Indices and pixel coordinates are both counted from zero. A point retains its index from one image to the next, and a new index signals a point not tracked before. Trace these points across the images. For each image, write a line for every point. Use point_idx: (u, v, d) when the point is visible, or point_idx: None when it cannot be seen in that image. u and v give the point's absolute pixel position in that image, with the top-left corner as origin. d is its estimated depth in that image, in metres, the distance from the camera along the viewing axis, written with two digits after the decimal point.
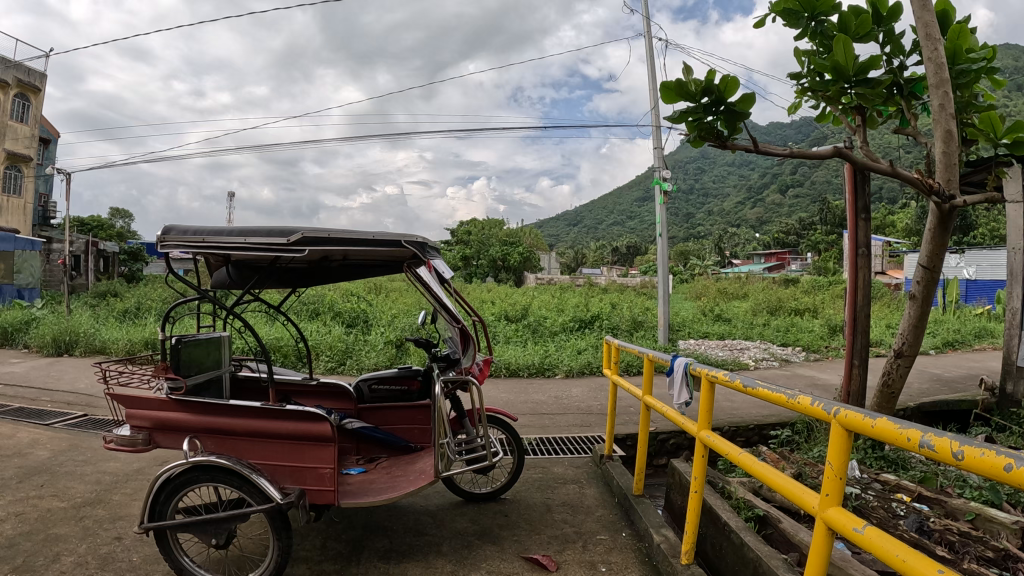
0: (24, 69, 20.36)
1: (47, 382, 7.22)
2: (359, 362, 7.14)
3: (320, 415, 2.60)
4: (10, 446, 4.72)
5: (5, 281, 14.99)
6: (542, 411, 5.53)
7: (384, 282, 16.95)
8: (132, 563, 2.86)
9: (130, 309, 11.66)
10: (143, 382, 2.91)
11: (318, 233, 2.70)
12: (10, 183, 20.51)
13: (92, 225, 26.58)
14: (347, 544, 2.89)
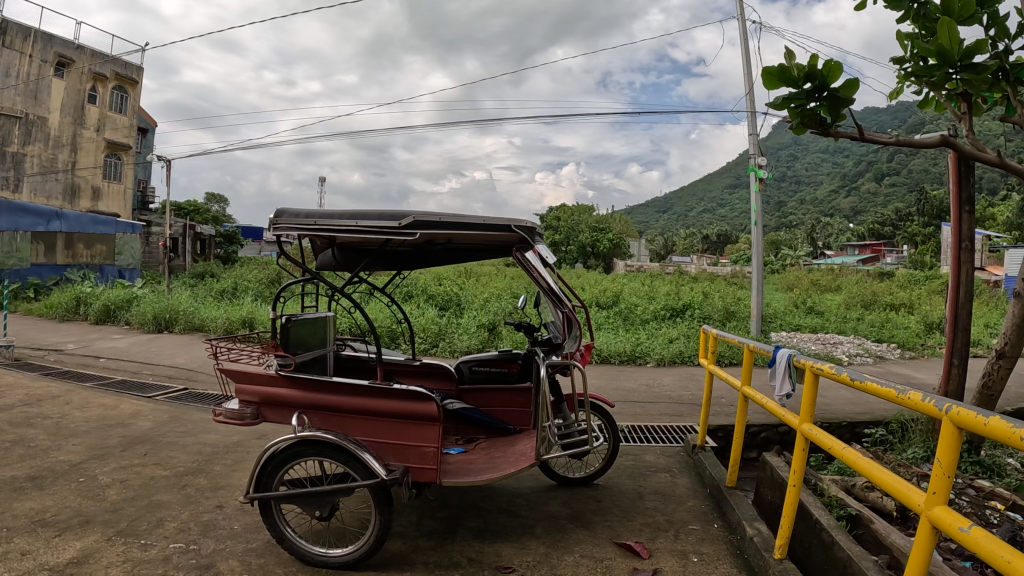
0: (121, 63, 21.42)
1: (148, 356, 7.65)
2: (451, 345, 7.32)
3: (425, 395, 2.65)
4: (114, 417, 5.02)
5: (105, 262, 16.06)
6: (633, 399, 5.51)
7: (472, 268, 17.15)
8: (234, 530, 3.00)
9: (227, 289, 12.22)
10: (253, 358, 3.04)
11: (431, 218, 2.72)
12: (110, 170, 21.57)
13: (189, 209, 27.89)
14: (441, 521, 2.97)
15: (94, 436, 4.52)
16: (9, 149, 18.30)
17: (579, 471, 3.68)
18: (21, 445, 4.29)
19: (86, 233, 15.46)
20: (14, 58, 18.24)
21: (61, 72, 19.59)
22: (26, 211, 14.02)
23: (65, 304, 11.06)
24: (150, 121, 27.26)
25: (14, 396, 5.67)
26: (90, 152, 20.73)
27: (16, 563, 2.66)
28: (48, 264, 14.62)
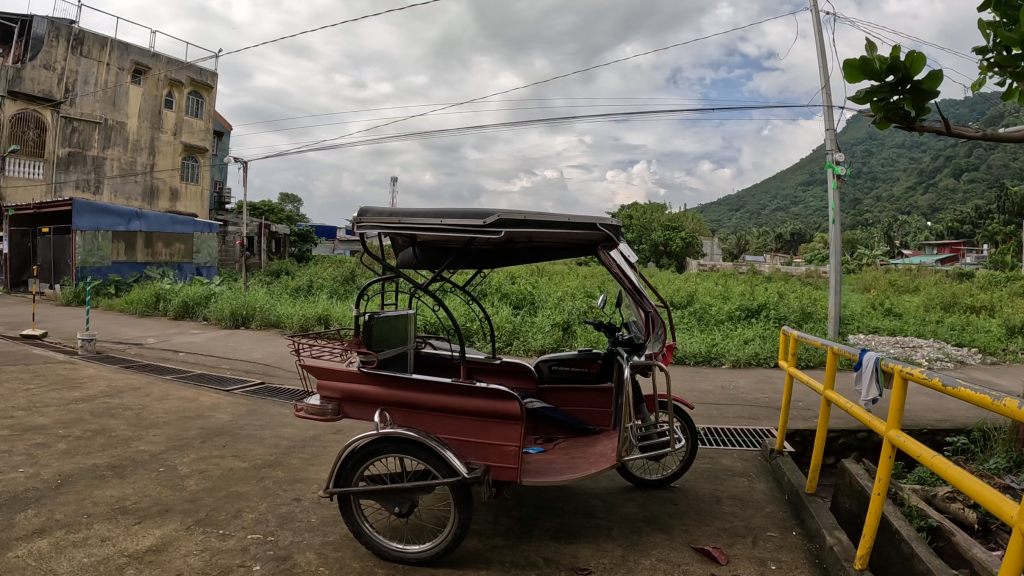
0: (197, 69, 22.20)
1: (225, 351, 7.93)
2: (526, 343, 7.66)
3: (508, 394, 2.69)
4: (195, 409, 5.22)
5: (183, 260, 16.70)
6: (707, 401, 5.42)
7: (541, 267, 17.16)
8: (311, 523, 3.08)
9: (303, 287, 12.64)
10: (335, 355, 3.11)
11: (516, 216, 2.76)
12: (187, 172, 22.41)
13: (264, 209, 28.79)
14: (518, 522, 3.01)
15: (174, 427, 4.70)
16: (90, 153, 19.18)
17: (656, 473, 3.67)
18: (106, 434, 4.49)
19: (164, 233, 16.13)
20: (94, 67, 19.06)
21: (138, 78, 20.45)
22: (108, 212, 14.72)
23: (145, 299, 11.55)
24: (224, 124, 28.20)
25: (98, 388, 5.95)
26: (168, 154, 21.58)
27: (100, 549, 2.79)
28: (128, 262, 15.34)
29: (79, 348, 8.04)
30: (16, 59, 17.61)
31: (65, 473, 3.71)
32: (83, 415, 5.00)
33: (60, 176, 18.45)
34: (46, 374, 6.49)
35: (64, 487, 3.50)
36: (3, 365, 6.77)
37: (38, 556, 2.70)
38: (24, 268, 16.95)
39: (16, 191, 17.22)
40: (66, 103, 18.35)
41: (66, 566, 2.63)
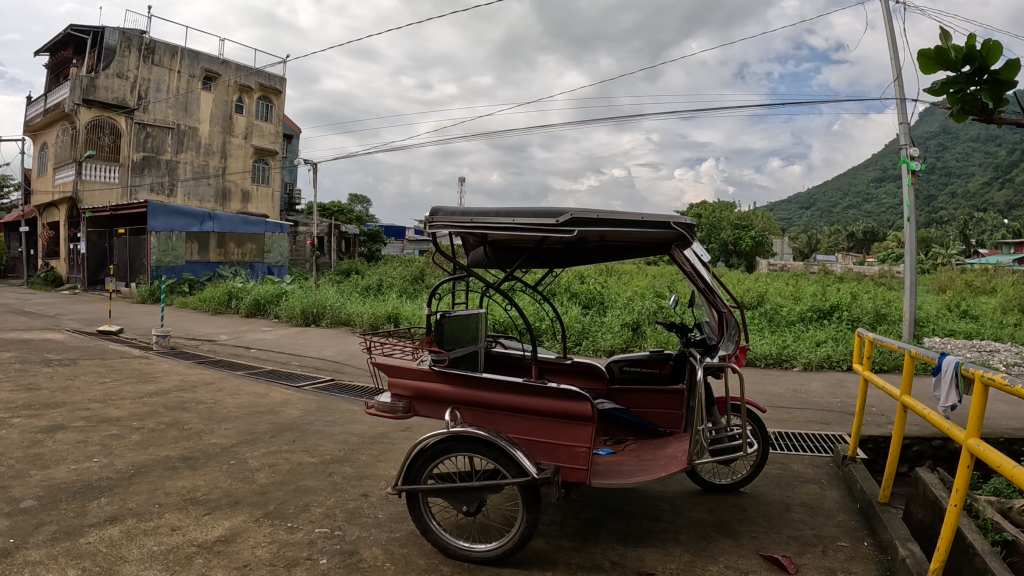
0: (266, 74, 22.78)
1: (296, 348, 8.15)
2: (595, 343, 7.77)
3: (580, 395, 2.69)
4: (266, 404, 5.38)
5: (255, 260, 17.17)
6: (779, 405, 5.30)
7: (609, 266, 17.07)
8: (377, 519, 3.13)
9: (374, 285, 13.02)
10: (406, 354, 3.21)
11: (590, 214, 2.82)
12: (259, 174, 23.08)
13: (334, 210, 29.47)
14: (584, 524, 3.00)
15: (245, 421, 4.85)
16: (165, 157, 19.90)
17: (725, 477, 3.62)
18: (179, 427, 4.66)
19: (236, 233, 16.65)
20: (166, 75, 19.75)
21: (209, 85, 21.14)
22: (181, 213, 15.33)
23: (218, 297, 11.97)
24: (293, 127, 28.93)
25: (172, 382, 6.19)
26: (240, 157, 22.26)
27: (171, 537, 2.89)
28: (201, 262, 15.93)
29: (154, 344, 8.35)
30: (91, 69, 18.42)
31: (139, 464, 3.86)
32: (158, 408, 5.19)
33: (136, 179, 19.18)
34: (123, 368, 6.77)
35: (138, 477, 3.64)
36: (84, 359, 7.11)
37: (110, 544, 2.81)
38: (101, 268, 17.79)
39: (94, 195, 18.06)
40: (140, 109, 19.05)
41: (138, 553, 2.74)
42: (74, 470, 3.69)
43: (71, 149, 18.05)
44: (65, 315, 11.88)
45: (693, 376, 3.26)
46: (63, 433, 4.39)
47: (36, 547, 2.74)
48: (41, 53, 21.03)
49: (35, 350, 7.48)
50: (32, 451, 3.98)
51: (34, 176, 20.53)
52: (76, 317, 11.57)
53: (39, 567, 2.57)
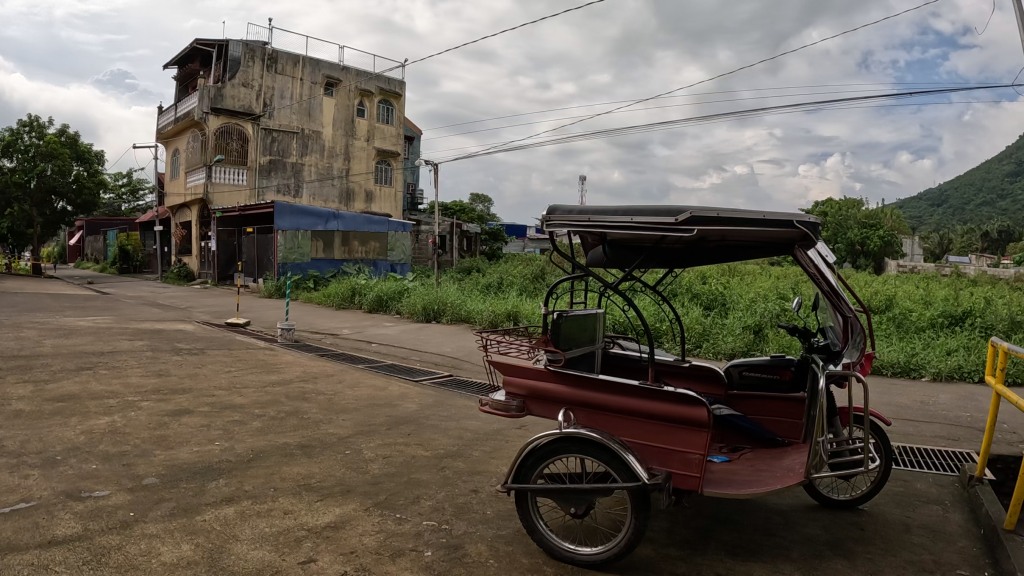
0: (385, 78, 23.52)
1: (417, 344, 8.47)
2: (716, 346, 7.61)
3: (697, 400, 2.66)
4: (384, 398, 5.59)
5: (379, 257, 17.83)
6: (905, 417, 4.99)
7: (730, 267, 16.61)
8: (485, 515, 3.18)
9: (494, 284, 13.39)
10: (522, 352, 3.30)
11: (710, 213, 2.82)
12: (381, 175, 23.96)
13: (455, 209, 30.25)
14: (693, 534, 2.95)
15: (362, 414, 5.05)
16: (290, 160, 20.97)
17: (844, 492, 3.43)
18: (298, 416, 4.90)
19: (360, 232, 17.35)
20: (289, 82, 20.75)
21: (331, 91, 22.08)
22: (307, 213, 16.15)
23: (342, 293, 12.54)
24: (413, 128, 29.83)
25: (293, 372, 6.52)
26: (362, 159, 23.16)
27: (282, 520, 3.04)
28: (327, 259, 16.73)
29: (280, 336, 8.85)
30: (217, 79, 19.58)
31: (257, 449, 4.08)
32: (280, 397, 5.48)
33: (263, 181, 20.32)
34: (249, 358, 7.19)
35: (257, 461, 3.85)
36: (212, 349, 7.59)
37: (227, 522, 2.99)
38: (231, 264, 18.97)
39: (223, 196, 19.27)
40: (265, 116, 20.13)
41: (249, 533, 2.89)
42: (197, 452, 3.94)
43: (201, 153, 19.33)
44: (198, 307, 12.75)
45: (816, 386, 3.12)
46: (190, 417, 4.70)
47: (155, 521, 2.94)
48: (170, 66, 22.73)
49: (169, 339, 8.06)
50: (159, 432, 4.28)
51: (170, 179, 22.08)
52: (208, 310, 12.38)
53: (159, 540, 2.76)
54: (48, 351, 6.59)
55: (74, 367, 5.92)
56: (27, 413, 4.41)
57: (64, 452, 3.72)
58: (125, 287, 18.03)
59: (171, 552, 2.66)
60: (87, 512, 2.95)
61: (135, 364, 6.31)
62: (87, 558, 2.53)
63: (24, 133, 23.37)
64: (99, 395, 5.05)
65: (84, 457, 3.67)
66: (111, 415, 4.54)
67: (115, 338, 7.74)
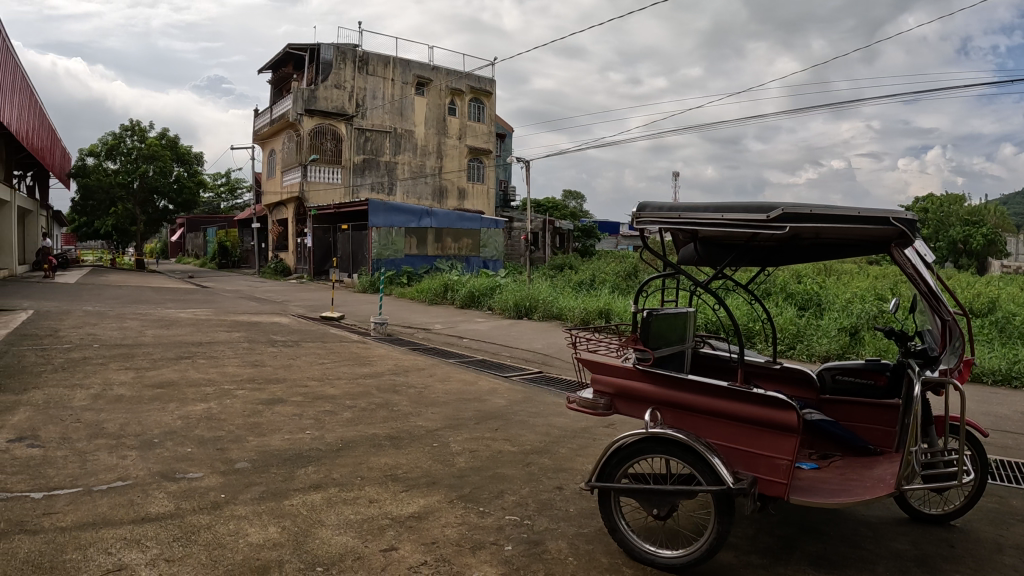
0: (475, 77, 23.81)
1: (508, 340, 8.57)
2: (810, 348, 7.35)
3: (786, 403, 2.58)
4: (474, 393, 5.71)
5: (472, 254, 18.13)
6: (1010, 428, 4.70)
7: (827, 266, 15.97)
8: (567, 512, 3.20)
9: (586, 281, 13.36)
10: (611, 351, 3.32)
11: (802, 210, 2.77)
12: (474, 173, 24.31)
13: (547, 207, 30.36)
14: (776, 541, 2.88)
15: (451, 408, 5.15)
16: (383, 159, 21.55)
17: (937, 506, 3.26)
18: (388, 408, 5.05)
19: (453, 229, 17.62)
20: (380, 83, 21.29)
21: (422, 90, 22.54)
22: (400, 211, 16.57)
23: (435, 289, 12.81)
24: (505, 126, 30.09)
25: (385, 365, 6.72)
26: (455, 158, 23.56)
27: (367, 508, 3.15)
28: (420, 255, 17.11)
29: (375, 330, 9.14)
30: (310, 82, 20.27)
31: (347, 439, 4.23)
32: (371, 389, 5.67)
33: (357, 179, 20.98)
34: (342, 351, 7.45)
35: (346, 450, 4.00)
36: (307, 341, 7.91)
37: (313, 507, 3.12)
38: (326, 259, 19.67)
39: (320, 195, 19.98)
40: (357, 116, 20.75)
41: (335, 520, 3.00)
42: (289, 439, 4.13)
43: (297, 153, 20.08)
44: (295, 301, 13.30)
45: (908, 392, 2.93)
46: (283, 406, 4.92)
47: (244, 503, 3.10)
48: (263, 71, 23.79)
49: (266, 331, 8.44)
50: (253, 420, 4.51)
51: (266, 178, 23.04)
52: (305, 304, 12.88)
53: (246, 522, 2.90)
54: (152, 341, 7.02)
55: (175, 357, 6.28)
56: (130, 398, 4.73)
57: (163, 435, 3.96)
58: (227, 281, 18.96)
59: (258, 533, 2.80)
60: (180, 492, 3.14)
61: (233, 354, 6.64)
62: (178, 536, 2.70)
63: (127, 137, 25.10)
64: (197, 383, 5.36)
65: (181, 441, 3.91)
66: (208, 402, 4.81)
67: (215, 329, 8.17)
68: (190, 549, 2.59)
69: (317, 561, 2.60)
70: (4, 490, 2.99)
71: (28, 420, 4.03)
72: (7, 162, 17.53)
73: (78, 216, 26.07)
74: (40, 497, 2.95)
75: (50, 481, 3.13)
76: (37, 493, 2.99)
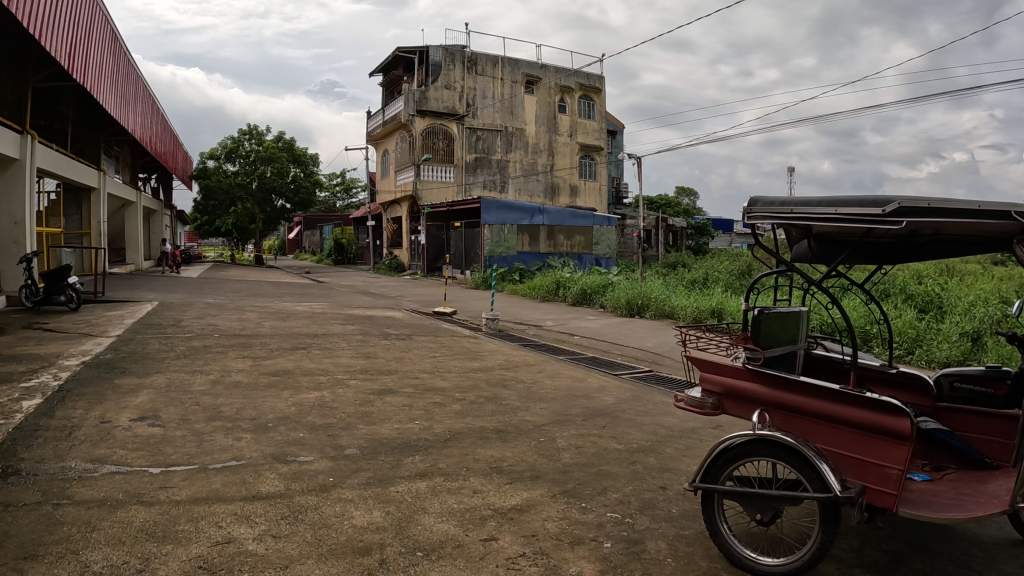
0: (584, 74, 23.76)
1: (619, 337, 8.53)
2: (929, 354, 6.90)
3: (901, 410, 2.45)
4: (583, 389, 5.74)
5: (584, 251, 18.12)
6: None
7: (950, 266, 14.99)
8: (670, 513, 3.17)
9: (699, 279, 13.07)
10: (721, 349, 3.26)
11: (919, 202, 2.61)
12: (586, 170, 24.30)
13: (661, 203, 29.89)
14: (882, 555, 2.74)
15: (560, 403, 5.20)
16: (495, 157, 21.87)
17: None
18: (496, 401, 5.15)
19: (566, 226, 17.65)
20: (490, 83, 21.59)
21: (531, 89, 22.70)
22: (512, 208, 16.81)
23: (546, 286, 12.90)
24: (616, 123, 29.86)
25: (495, 360, 6.84)
26: (566, 155, 23.61)
27: (470, 499, 3.23)
28: (533, 252, 17.26)
29: (487, 326, 9.32)
30: (420, 83, 20.85)
31: (455, 430, 4.35)
32: (481, 383, 5.79)
33: (470, 178, 21.39)
34: (453, 345, 7.64)
35: (453, 441, 4.12)
36: (419, 335, 8.16)
37: (417, 495, 3.24)
38: (439, 257, 20.16)
39: (432, 193, 20.49)
40: (469, 116, 21.09)
41: (438, 508, 3.11)
42: (398, 429, 4.29)
43: (409, 153, 20.68)
44: (409, 297, 13.73)
45: None
46: (393, 397, 5.12)
47: (350, 488, 3.26)
48: (376, 74, 24.64)
49: (380, 325, 8.77)
50: (364, 409, 4.72)
51: (381, 178, 23.84)
52: (419, 299, 13.28)
53: (351, 505, 3.05)
54: (269, 332, 7.45)
55: (292, 347, 6.63)
56: (246, 384, 5.05)
57: (276, 420, 4.22)
58: (345, 277, 19.79)
59: (362, 516, 2.94)
60: (291, 473, 3.34)
61: (348, 346, 6.95)
62: (286, 514, 2.87)
63: (246, 140, 26.68)
64: (311, 372, 5.66)
65: (293, 426, 4.14)
66: (323, 391, 5.06)
67: (329, 322, 8.58)
68: (295, 528, 2.75)
69: (417, 546, 2.70)
70: (127, 464, 3.27)
71: (153, 402, 4.39)
72: (134, 167, 18.89)
73: (206, 216, 27.89)
74: (158, 472, 3.22)
75: (168, 458, 3.41)
76: (156, 468, 3.26)
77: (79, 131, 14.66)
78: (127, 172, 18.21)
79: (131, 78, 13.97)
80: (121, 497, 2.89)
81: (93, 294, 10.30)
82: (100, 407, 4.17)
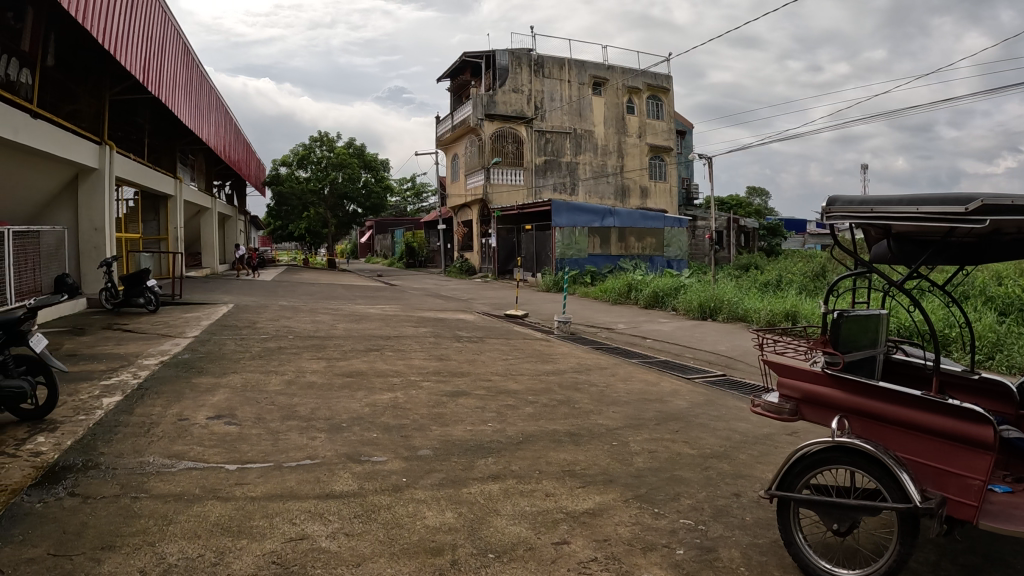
0: (652, 74, 23.51)
1: (692, 340, 8.41)
2: (1011, 358, 6.56)
3: (986, 418, 2.34)
4: (657, 393, 5.68)
5: (655, 253, 17.90)
6: None
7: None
8: (744, 521, 3.10)
9: (773, 282, 12.76)
10: (799, 353, 3.17)
11: (1006, 200, 2.48)
12: (655, 171, 24.05)
13: (731, 204, 29.32)
14: (963, 569, 2.63)
15: (633, 407, 5.15)
16: (564, 160, 21.85)
17: None
18: (569, 404, 5.14)
19: (637, 227, 17.50)
20: (557, 85, 21.56)
21: (598, 90, 22.57)
22: (582, 210, 16.76)
23: (618, 289, 12.81)
24: (686, 123, 29.44)
25: (567, 363, 6.83)
26: (635, 156, 23.41)
27: (543, 502, 3.23)
28: (603, 254, 17.18)
29: (558, 328, 9.32)
30: (488, 87, 20.99)
31: (527, 433, 4.37)
32: (554, 385, 5.80)
33: (539, 181, 21.43)
34: (525, 347, 7.67)
35: (525, 444, 4.13)
36: (490, 337, 8.23)
37: (489, 497, 3.26)
38: (511, 259, 20.13)
39: (502, 196, 20.53)
40: (537, 118, 21.13)
41: (510, 510, 3.12)
42: (470, 431, 4.33)
43: (479, 156, 20.86)
44: (479, 299, 13.84)
45: None
46: (466, 399, 5.17)
47: (423, 488, 3.31)
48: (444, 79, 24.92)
49: (453, 327, 8.87)
50: (437, 410, 4.78)
51: (450, 182, 24.10)
52: (489, 302, 13.38)
53: (423, 505, 3.09)
54: (343, 334, 7.62)
55: (366, 349, 6.77)
56: (322, 385, 5.19)
57: (350, 420, 4.31)
58: (415, 280, 20.08)
59: (434, 517, 2.97)
60: (364, 473, 3.41)
61: (421, 348, 7.05)
62: (359, 513, 2.93)
63: (317, 147, 27.40)
64: (385, 373, 5.76)
65: (368, 427, 4.23)
66: (396, 392, 5.15)
67: (403, 324, 8.73)
68: (368, 526, 2.81)
69: (489, 548, 2.72)
70: (203, 460, 3.40)
71: (230, 401, 4.54)
72: (209, 174, 19.57)
73: (280, 221, 28.74)
74: (235, 468, 3.33)
75: (245, 455, 3.53)
76: (233, 464, 3.37)
77: (157, 139, 15.30)
78: (203, 179, 18.92)
79: (206, 89, 14.52)
80: (198, 492, 3.01)
81: (172, 296, 10.71)
82: (178, 405, 4.34)
